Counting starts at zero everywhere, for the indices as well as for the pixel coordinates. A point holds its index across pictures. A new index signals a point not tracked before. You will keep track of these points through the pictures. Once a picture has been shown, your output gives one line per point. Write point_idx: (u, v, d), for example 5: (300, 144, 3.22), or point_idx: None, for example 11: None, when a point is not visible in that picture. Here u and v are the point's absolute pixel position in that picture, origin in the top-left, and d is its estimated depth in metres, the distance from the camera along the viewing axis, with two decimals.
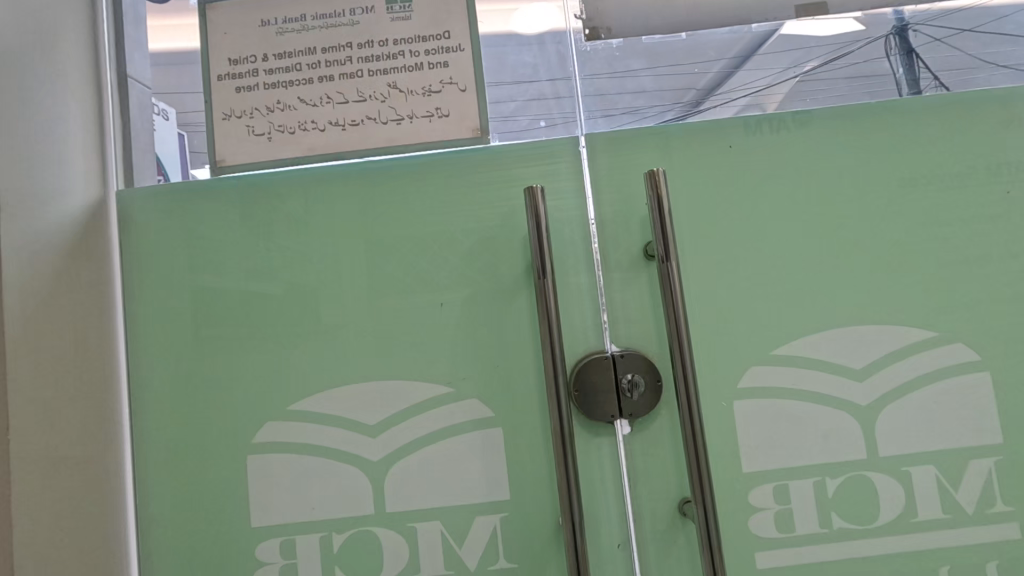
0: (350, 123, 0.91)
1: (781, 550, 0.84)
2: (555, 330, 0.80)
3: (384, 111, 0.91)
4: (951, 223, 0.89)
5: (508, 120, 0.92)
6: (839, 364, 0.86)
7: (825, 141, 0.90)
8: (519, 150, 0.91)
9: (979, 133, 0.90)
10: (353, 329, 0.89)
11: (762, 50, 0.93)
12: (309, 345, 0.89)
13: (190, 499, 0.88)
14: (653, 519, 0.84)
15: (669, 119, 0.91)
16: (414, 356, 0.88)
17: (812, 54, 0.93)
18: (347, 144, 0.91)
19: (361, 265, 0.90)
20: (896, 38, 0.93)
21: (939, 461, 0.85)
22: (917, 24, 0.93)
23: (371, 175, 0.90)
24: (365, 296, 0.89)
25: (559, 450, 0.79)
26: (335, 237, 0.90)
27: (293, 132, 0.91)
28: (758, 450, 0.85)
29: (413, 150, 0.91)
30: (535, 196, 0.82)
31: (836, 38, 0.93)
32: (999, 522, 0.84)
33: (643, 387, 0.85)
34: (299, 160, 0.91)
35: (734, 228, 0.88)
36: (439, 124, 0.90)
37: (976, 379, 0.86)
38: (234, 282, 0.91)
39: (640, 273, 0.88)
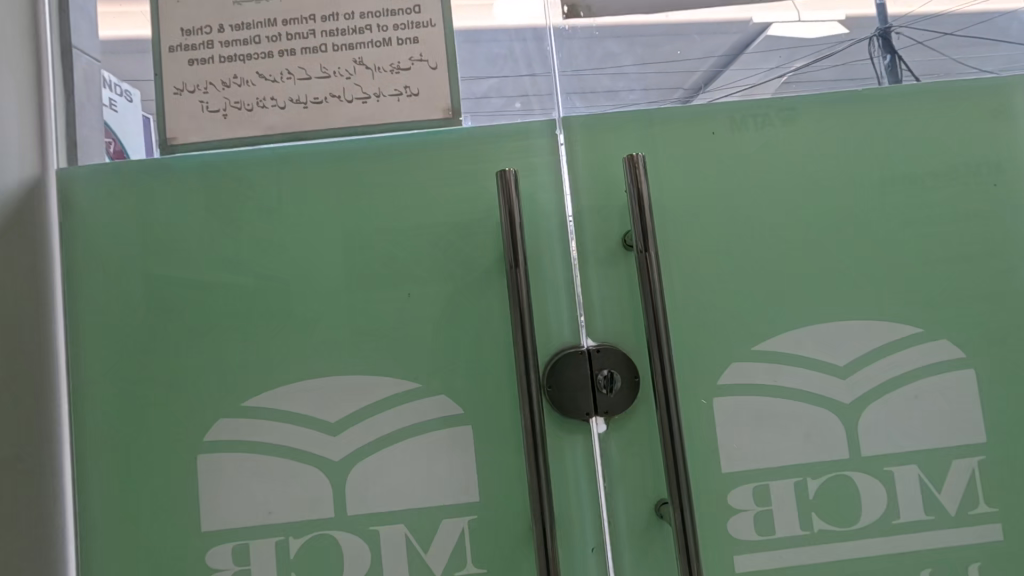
0: (312, 101, 0.85)
1: (760, 552, 0.81)
2: (527, 323, 0.76)
3: (349, 88, 0.85)
4: (936, 219, 0.86)
5: (481, 102, 0.87)
6: (822, 361, 0.83)
7: (811, 129, 0.87)
8: (492, 134, 0.86)
9: (966, 126, 0.87)
10: (314, 321, 0.84)
11: (750, 50, 0.90)
12: (265, 339, 0.84)
13: (132, 504, 0.82)
14: (629, 521, 0.81)
15: (676, 100, 0.88)
16: (380, 350, 0.83)
17: (797, 55, 0.90)
18: (309, 124, 0.85)
19: (322, 254, 0.84)
20: (877, 41, 0.90)
21: (922, 460, 0.82)
22: (901, 26, 0.91)
23: (334, 158, 0.85)
24: (327, 286, 0.84)
25: (530, 448, 0.75)
26: (295, 223, 0.85)
27: (250, 109, 0.85)
28: (738, 450, 0.81)
29: (380, 131, 0.85)
30: (508, 179, 0.77)
31: (821, 40, 0.90)
32: (981, 523, 0.82)
33: (620, 383, 0.81)
34: (256, 139, 0.85)
35: (717, 220, 0.85)
36: (408, 104, 0.85)
37: (958, 376, 0.83)
38: (185, 268, 0.85)
39: (619, 264, 0.84)
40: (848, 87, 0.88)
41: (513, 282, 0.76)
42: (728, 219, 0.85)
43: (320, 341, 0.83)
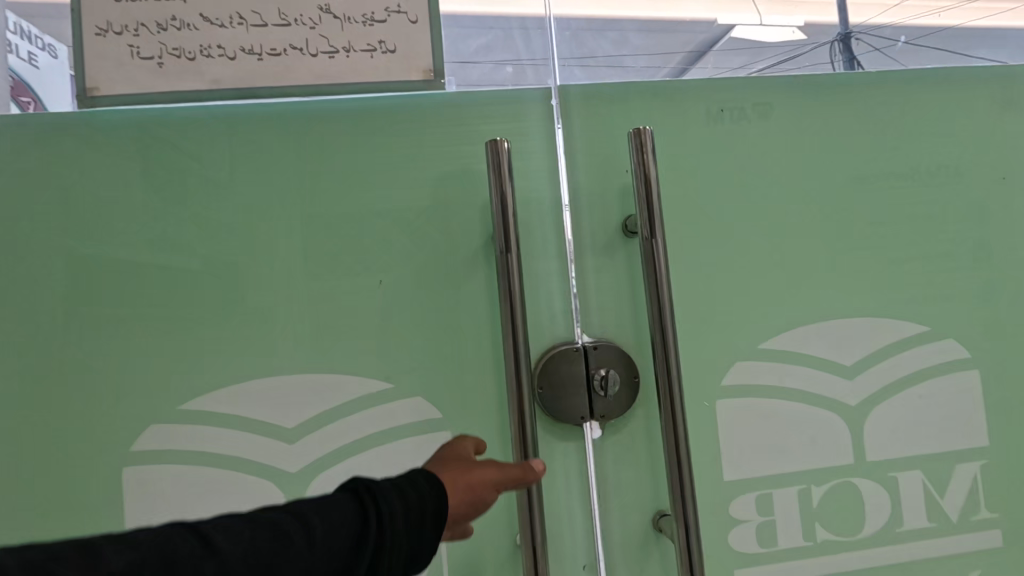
0: (269, 53, 0.73)
1: (761, 565, 0.75)
2: (519, 316, 0.66)
3: (313, 40, 0.73)
4: (948, 213, 0.81)
5: (468, 64, 0.77)
6: (828, 360, 0.78)
7: (824, 112, 0.80)
8: (479, 102, 0.76)
9: (979, 116, 0.83)
10: (267, 311, 0.72)
11: (714, 50, 0.82)
12: (208, 330, 0.71)
13: (40, 527, 0.69)
14: (624, 536, 0.73)
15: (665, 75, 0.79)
16: (346, 345, 0.72)
17: (760, 56, 0.82)
18: (264, 79, 0.73)
19: (278, 233, 0.72)
20: (839, 47, 0.85)
21: (926, 466, 0.78)
22: (858, 33, 0.85)
23: (296, 121, 0.73)
24: (283, 270, 0.72)
25: (520, 456, 0.66)
26: (247, 195, 0.72)
27: (192, 59, 0.72)
28: (741, 456, 0.75)
29: (349, 92, 0.74)
30: (500, 150, 0.68)
31: (781, 44, 0.83)
32: (982, 529, 0.79)
33: (618, 384, 0.73)
34: (200, 95, 0.72)
35: (723, 207, 0.77)
36: (383, 61, 0.74)
37: (963, 377, 0.80)
38: (108, 246, 0.71)
39: (618, 252, 0.75)
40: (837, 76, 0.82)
41: (504, 269, 0.67)
42: (736, 206, 0.78)
43: (275, 333, 0.72)
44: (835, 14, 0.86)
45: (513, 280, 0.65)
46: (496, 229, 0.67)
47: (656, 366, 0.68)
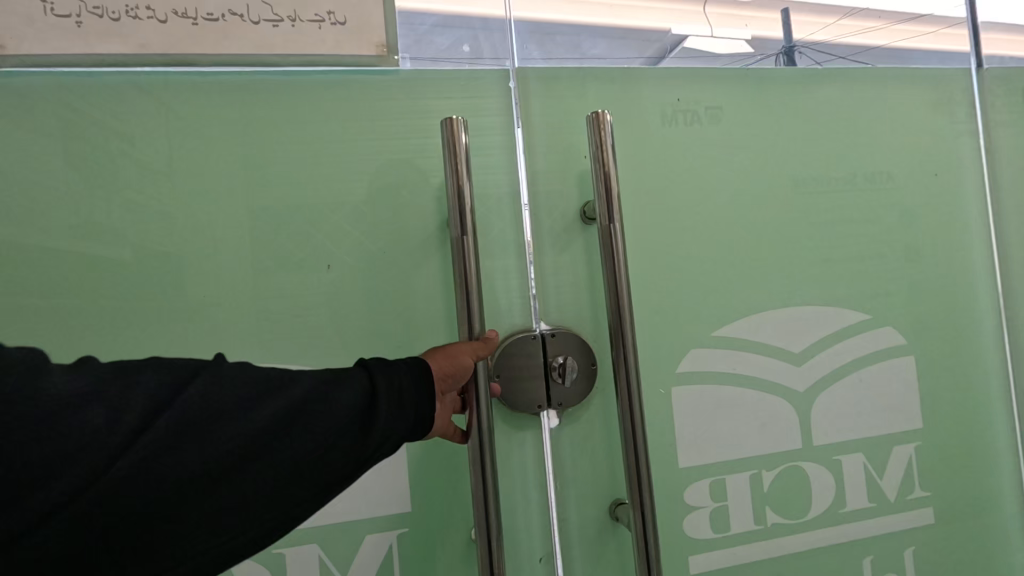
0: (205, 18, 0.67)
1: (714, 551, 0.76)
2: (476, 305, 0.64)
3: (256, 7, 0.68)
4: (888, 207, 0.85)
5: (423, 40, 0.73)
6: (778, 347, 0.79)
7: (775, 107, 0.82)
8: (434, 82, 0.73)
9: (915, 116, 0.87)
10: (202, 297, 0.66)
11: (669, 57, 0.80)
12: (133, 318, 0.65)
13: None
14: (581, 525, 0.72)
15: (643, 61, 0.78)
16: (289, 334, 0.68)
17: (713, 66, 0.81)
18: (199, 46, 0.67)
19: (214, 212, 0.67)
20: (784, 62, 0.84)
21: (867, 449, 0.82)
22: (803, 46, 0.85)
23: (236, 93, 0.68)
24: (220, 253, 0.67)
25: (475, 453, 0.62)
26: (179, 171, 0.67)
27: (116, 19, 0.65)
28: (696, 442, 0.76)
29: (295, 64, 0.69)
30: (456, 131, 0.65)
31: (731, 56, 0.82)
32: (916, 508, 0.83)
33: (576, 373, 0.71)
34: (125, 59, 0.66)
35: (681, 197, 0.77)
36: (332, 33, 0.70)
37: (900, 364, 0.83)
38: (12, 224, 0.63)
39: (576, 239, 0.74)
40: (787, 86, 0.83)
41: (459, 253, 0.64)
42: (692, 195, 0.78)
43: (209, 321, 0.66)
44: (779, 26, 0.84)
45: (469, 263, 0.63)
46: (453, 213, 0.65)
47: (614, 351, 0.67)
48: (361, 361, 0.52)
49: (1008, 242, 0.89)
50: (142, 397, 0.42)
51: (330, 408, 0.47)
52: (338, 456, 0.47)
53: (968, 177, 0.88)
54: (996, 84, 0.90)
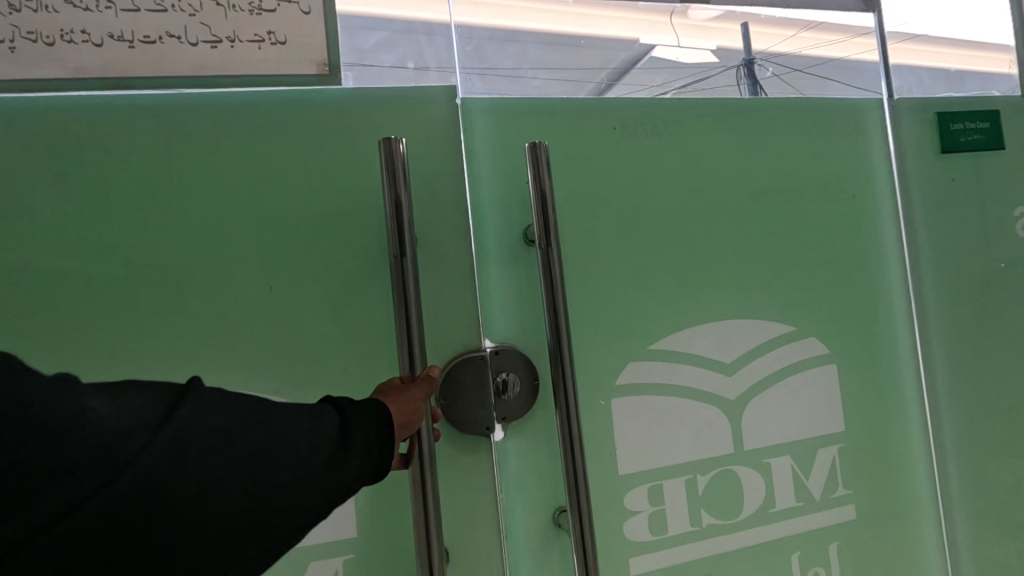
0: (142, 41, 0.69)
1: (654, 553, 0.80)
2: (416, 326, 0.64)
3: (194, 28, 0.70)
4: (810, 226, 0.92)
5: (370, 57, 0.76)
6: (711, 359, 0.85)
7: (707, 133, 0.88)
8: (380, 108, 0.75)
9: (834, 142, 0.95)
10: (146, 321, 0.68)
11: (637, 67, 0.87)
12: (75, 342, 0.66)
13: None
14: (526, 532, 0.76)
15: (591, 91, 0.83)
16: (237, 355, 0.70)
17: (677, 77, 0.88)
18: (136, 69, 0.69)
19: (160, 237, 0.69)
20: (743, 73, 0.91)
21: (795, 451, 0.88)
22: (761, 59, 0.92)
23: (178, 119, 0.70)
24: (165, 278, 0.69)
25: (416, 477, 0.62)
26: (119, 195, 0.68)
27: (51, 44, 0.66)
28: (635, 450, 0.80)
29: (233, 84, 0.71)
30: (394, 148, 0.65)
31: (696, 66, 0.89)
32: (839, 504, 0.89)
33: (518, 387, 0.76)
34: (60, 84, 0.67)
35: (618, 219, 0.83)
36: (272, 53, 0.72)
37: (823, 371, 0.90)
38: None
39: (520, 259, 0.78)
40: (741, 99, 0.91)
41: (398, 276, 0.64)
42: (628, 215, 0.83)
43: (153, 342, 0.68)
44: (740, 39, 0.92)
45: (409, 291, 0.63)
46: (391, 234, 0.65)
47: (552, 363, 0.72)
48: (330, 399, 0.49)
49: (918, 255, 0.97)
50: (126, 417, 0.38)
51: (315, 453, 0.44)
52: (301, 505, 0.43)
53: (882, 196, 0.96)
54: (907, 111, 0.98)
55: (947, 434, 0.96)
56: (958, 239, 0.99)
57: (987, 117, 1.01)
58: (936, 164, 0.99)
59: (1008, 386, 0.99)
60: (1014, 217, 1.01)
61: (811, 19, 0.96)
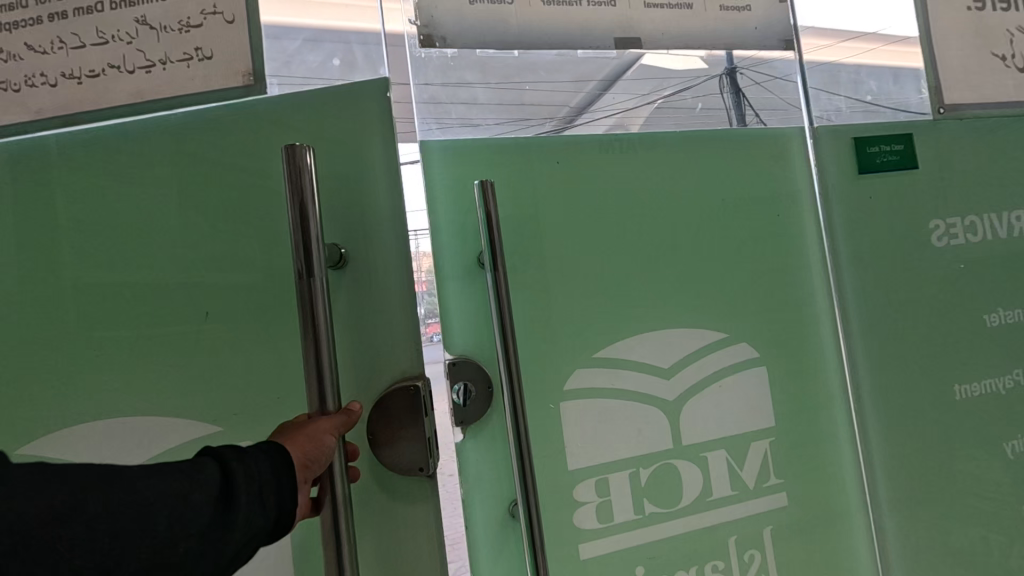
0: (88, 76, 0.83)
1: (601, 539, 0.90)
2: (324, 337, 0.69)
3: (131, 55, 0.83)
4: (739, 244, 1.03)
5: (292, 62, 0.85)
6: (652, 364, 0.95)
7: (643, 161, 0.98)
8: (331, 141, 0.84)
9: (759, 166, 1.06)
10: (156, 340, 0.83)
11: (627, 76, 0.99)
12: (106, 358, 0.83)
13: None
14: (485, 522, 0.86)
15: (547, 131, 0.93)
16: (229, 367, 0.83)
17: (666, 84, 1.01)
18: (84, 100, 0.83)
19: (161, 269, 0.83)
20: (728, 80, 1.05)
21: (729, 446, 0.98)
22: (743, 67, 1.06)
23: (164, 167, 0.84)
24: (169, 304, 0.83)
25: (329, 503, 0.68)
26: (133, 236, 0.83)
27: (19, 89, 0.83)
28: (582, 447, 0.91)
29: (165, 102, 0.84)
30: (300, 160, 0.70)
31: (685, 73, 1.03)
32: (772, 493, 0.99)
33: (475, 394, 0.86)
34: (27, 125, 0.84)
35: (563, 241, 0.93)
36: (198, 68, 0.83)
37: (754, 372, 1.01)
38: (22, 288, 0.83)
39: (475, 281, 0.89)
40: (725, 105, 1.05)
41: (305, 300, 0.69)
42: (573, 240, 0.93)
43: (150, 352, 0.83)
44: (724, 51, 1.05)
45: (317, 314, 0.68)
46: (298, 254, 0.69)
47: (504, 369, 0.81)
48: (223, 454, 0.52)
49: (841, 265, 1.08)
50: None
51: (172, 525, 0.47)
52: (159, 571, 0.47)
53: (805, 214, 1.07)
54: (827, 139, 1.10)
55: (871, 425, 1.07)
56: (878, 249, 1.10)
57: (901, 140, 1.13)
58: (856, 185, 1.10)
59: (926, 382, 1.10)
60: (930, 228, 1.13)
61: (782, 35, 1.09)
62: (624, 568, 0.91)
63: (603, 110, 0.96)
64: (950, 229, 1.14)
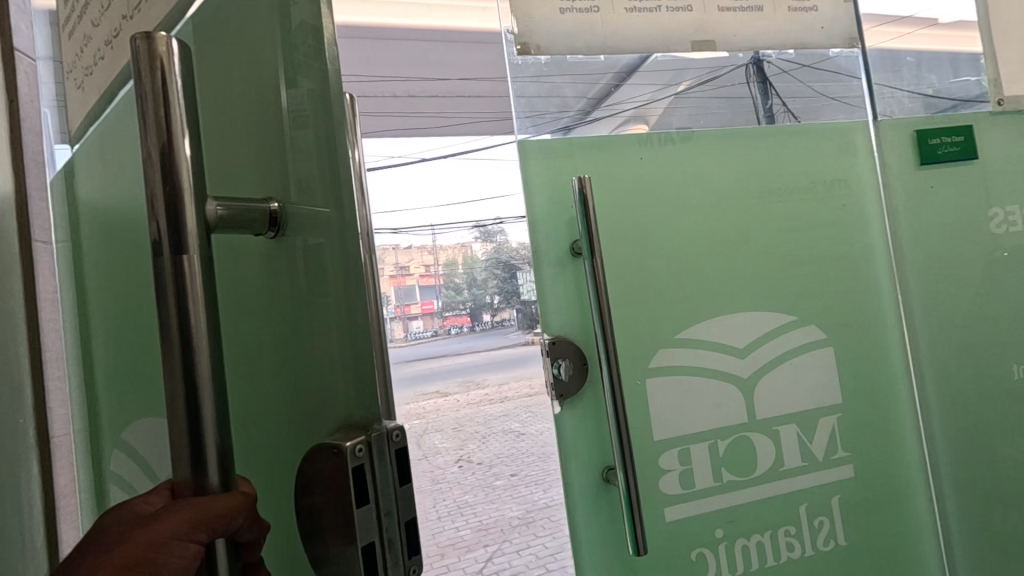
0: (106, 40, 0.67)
1: (683, 503, 0.98)
2: (202, 362, 0.34)
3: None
4: (808, 233, 1.10)
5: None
6: (727, 345, 1.03)
7: (718, 156, 1.06)
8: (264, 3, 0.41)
9: (825, 158, 1.12)
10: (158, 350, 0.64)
11: (642, 69, 1.05)
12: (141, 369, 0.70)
13: None
14: (581, 486, 0.94)
15: (564, 124, 1.00)
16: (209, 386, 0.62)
17: (683, 76, 1.06)
18: (108, 71, 0.68)
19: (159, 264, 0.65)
20: (753, 69, 1.10)
21: (800, 420, 1.05)
22: (771, 58, 1.11)
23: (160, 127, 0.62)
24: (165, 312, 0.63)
25: None
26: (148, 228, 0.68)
27: (91, 74, 0.74)
28: (665, 422, 0.99)
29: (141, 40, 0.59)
30: (160, 56, 0.33)
31: (703, 65, 1.07)
32: (839, 465, 1.07)
33: (571, 370, 0.94)
34: (100, 109, 0.74)
35: (646, 230, 1.00)
36: None
37: (822, 352, 1.08)
38: None
39: (568, 268, 0.97)
40: (751, 94, 1.10)
41: (170, 330, 0.34)
42: (654, 229, 1.01)
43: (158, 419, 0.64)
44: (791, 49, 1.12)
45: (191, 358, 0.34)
46: (155, 217, 0.34)
47: (600, 348, 0.90)
48: None
49: (903, 251, 1.14)
50: None
51: None
52: None
53: (868, 204, 1.14)
54: (890, 131, 1.16)
55: (931, 403, 1.13)
56: (938, 236, 1.16)
57: (960, 131, 1.18)
58: (916, 175, 1.16)
59: (983, 363, 1.15)
60: (990, 216, 1.17)
61: (846, 31, 1.14)
62: (705, 531, 0.99)
63: (624, 101, 1.02)
64: (1009, 216, 1.18)
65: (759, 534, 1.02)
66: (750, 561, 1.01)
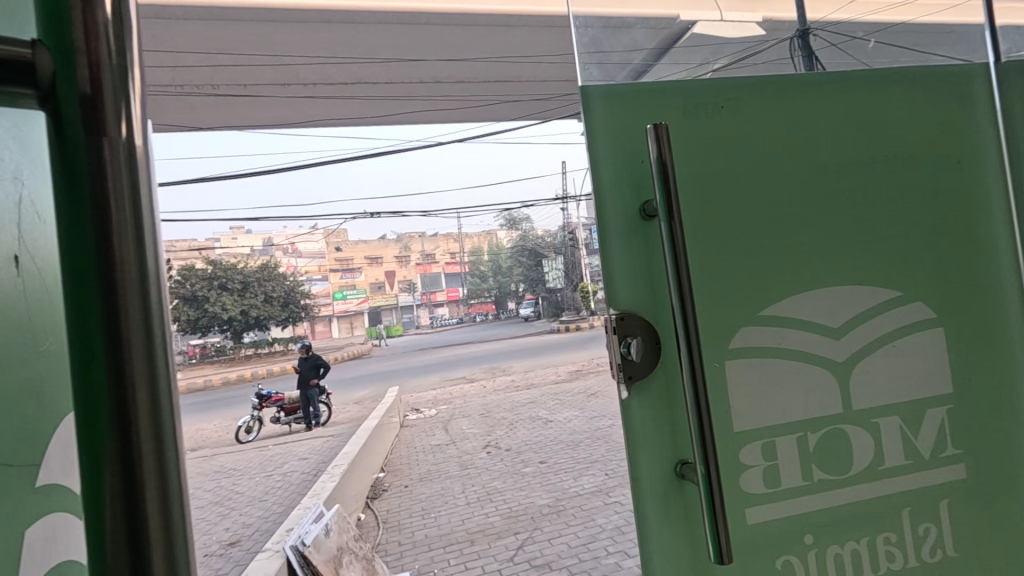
0: None
1: (768, 504, 0.86)
2: None
3: None
4: (915, 194, 0.94)
5: None
6: (822, 324, 0.89)
7: (813, 102, 0.91)
8: None
9: (938, 107, 0.96)
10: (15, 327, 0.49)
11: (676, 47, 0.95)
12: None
13: None
14: (652, 481, 0.82)
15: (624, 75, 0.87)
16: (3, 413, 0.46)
17: (723, 52, 0.97)
18: None
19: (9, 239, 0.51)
20: (801, 43, 1.00)
21: (903, 412, 0.91)
22: (815, 30, 1.01)
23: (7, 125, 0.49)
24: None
25: None
26: None
27: None
28: (749, 411, 0.86)
29: None
30: None
31: (739, 44, 0.98)
32: (948, 464, 0.92)
33: (642, 350, 0.81)
34: None
35: (729, 190, 0.86)
36: None
37: (931, 333, 0.93)
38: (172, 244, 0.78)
39: (637, 232, 0.84)
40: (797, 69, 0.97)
41: None
42: (738, 188, 0.87)
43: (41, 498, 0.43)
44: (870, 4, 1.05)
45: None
46: None
47: (679, 327, 0.75)
48: None
49: None
50: None
51: None
52: None
53: (988, 161, 0.97)
54: (1014, 75, 0.99)
55: None
56: None
57: None
58: None
59: None
60: None
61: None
62: (793, 537, 0.86)
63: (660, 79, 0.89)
64: None
65: (854, 541, 0.88)
66: (844, 571, 0.88)
